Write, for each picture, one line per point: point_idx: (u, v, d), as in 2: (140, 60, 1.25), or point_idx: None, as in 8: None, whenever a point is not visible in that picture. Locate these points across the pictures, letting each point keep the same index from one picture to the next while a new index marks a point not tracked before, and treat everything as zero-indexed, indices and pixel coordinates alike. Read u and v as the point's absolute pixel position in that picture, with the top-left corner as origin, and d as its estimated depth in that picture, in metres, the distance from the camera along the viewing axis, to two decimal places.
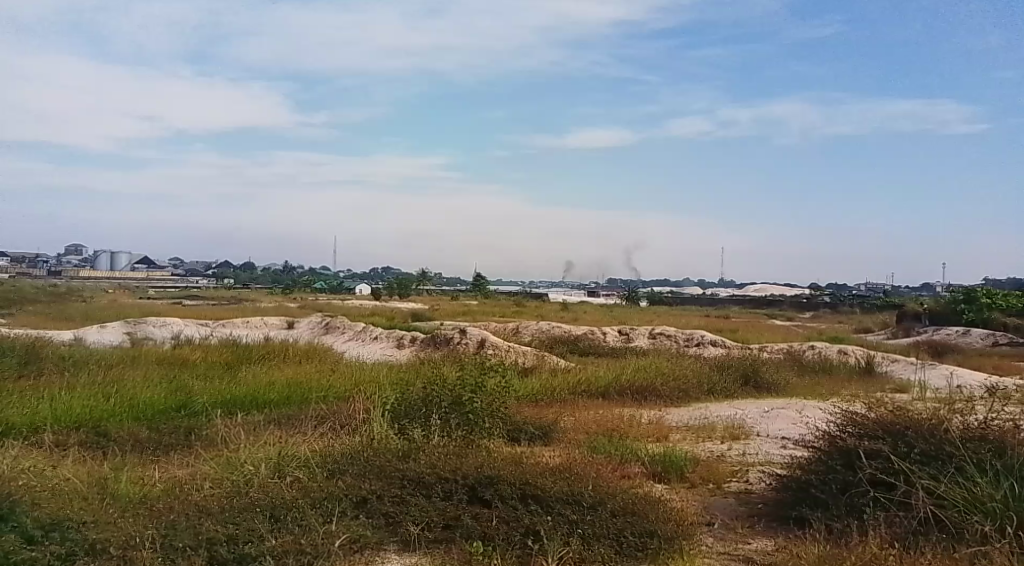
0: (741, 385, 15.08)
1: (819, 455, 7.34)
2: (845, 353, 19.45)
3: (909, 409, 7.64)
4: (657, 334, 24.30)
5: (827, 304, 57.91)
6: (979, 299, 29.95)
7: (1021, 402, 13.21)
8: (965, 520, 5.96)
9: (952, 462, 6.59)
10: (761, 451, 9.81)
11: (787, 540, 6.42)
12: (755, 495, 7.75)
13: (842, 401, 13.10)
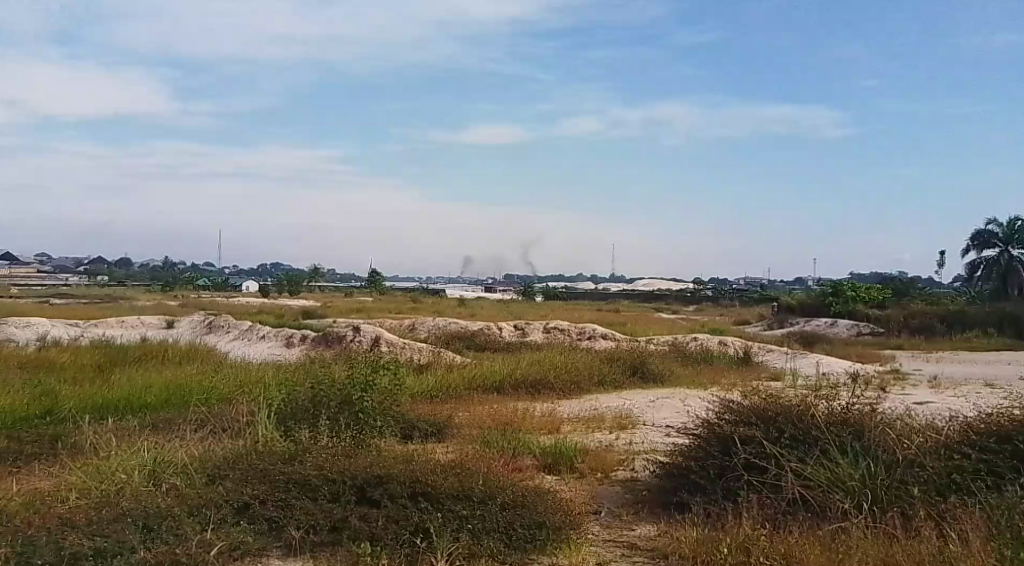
0: (630, 376, 15.55)
1: (697, 442, 7.65)
2: (726, 344, 20.29)
3: (780, 397, 8.06)
4: (550, 329, 24.70)
5: (709, 297, 60.25)
6: (845, 292, 31.76)
7: (881, 387, 14.20)
8: (829, 499, 6.39)
9: (817, 445, 7.01)
10: (647, 440, 10.17)
11: (668, 525, 6.70)
12: (639, 483, 8.03)
13: (722, 389, 13.73)
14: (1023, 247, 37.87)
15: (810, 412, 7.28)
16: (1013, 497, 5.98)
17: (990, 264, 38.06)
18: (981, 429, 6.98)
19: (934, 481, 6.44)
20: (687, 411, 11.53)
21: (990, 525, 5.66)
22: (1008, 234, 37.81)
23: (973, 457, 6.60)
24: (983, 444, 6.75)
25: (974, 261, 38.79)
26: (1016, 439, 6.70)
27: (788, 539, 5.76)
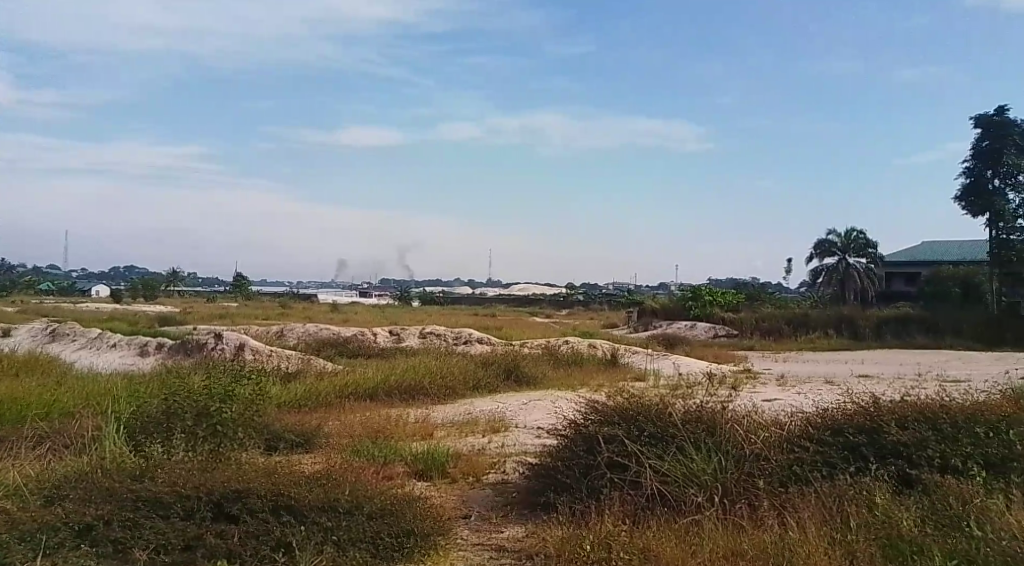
0: (504, 379, 15.69)
1: (564, 443, 7.80)
2: (595, 347, 20.78)
3: (642, 397, 8.34)
4: (426, 333, 24.55)
5: (579, 302, 61.69)
6: (704, 296, 33.25)
7: (738, 387, 14.96)
8: (684, 493, 6.68)
9: (674, 442, 7.30)
10: (519, 442, 10.30)
11: (535, 525, 6.81)
12: (510, 485, 8.11)
13: (591, 391, 14.08)
14: (858, 256, 40.93)
15: (667, 410, 7.58)
16: (845, 484, 6.45)
17: (831, 271, 40.84)
18: (820, 422, 7.49)
19: (777, 473, 6.86)
20: (557, 412, 11.76)
21: (825, 510, 6.07)
22: (846, 244, 40.74)
23: (811, 449, 7.08)
24: (820, 437, 7.24)
25: (816, 269, 41.52)
26: (847, 430, 7.22)
27: (646, 533, 5.97)
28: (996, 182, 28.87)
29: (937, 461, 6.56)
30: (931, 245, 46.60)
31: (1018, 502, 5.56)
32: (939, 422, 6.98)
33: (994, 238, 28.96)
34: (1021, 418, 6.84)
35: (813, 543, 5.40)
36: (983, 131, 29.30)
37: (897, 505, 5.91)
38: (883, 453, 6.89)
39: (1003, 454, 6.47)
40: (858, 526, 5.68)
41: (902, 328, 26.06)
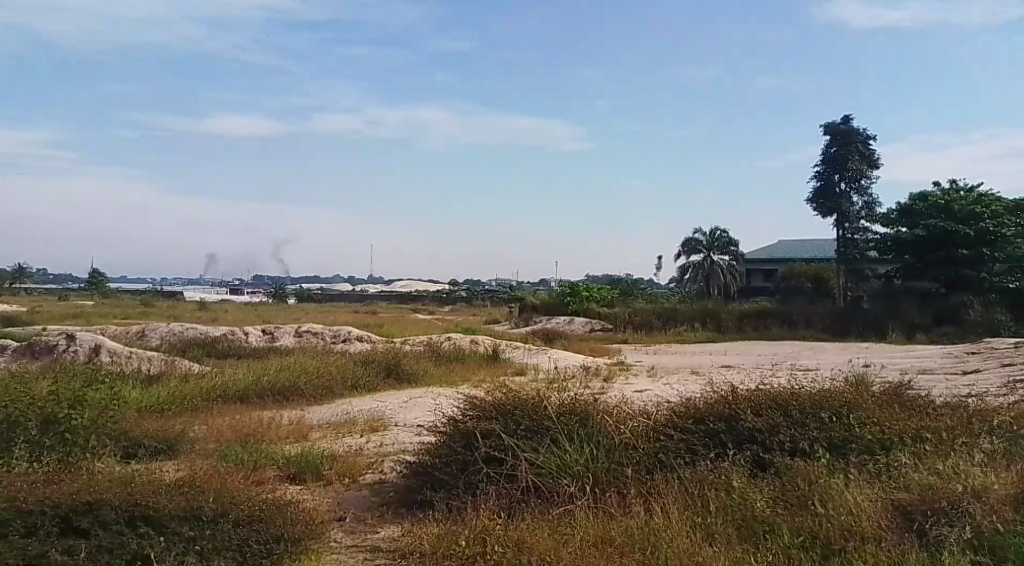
0: (384, 377, 15.45)
1: (443, 440, 7.71)
2: (476, 342, 20.77)
3: (519, 390, 8.36)
4: (302, 332, 23.84)
5: (460, 298, 61.71)
6: (580, 292, 33.88)
7: (615, 380, 15.32)
8: (557, 484, 6.77)
9: (549, 435, 7.35)
10: (398, 441, 10.16)
11: (411, 524, 6.70)
12: (387, 484, 7.95)
13: (471, 386, 14.06)
14: (722, 253, 42.86)
15: (541, 404, 7.63)
16: (706, 469, 6.71)
17: (697, 267, 42.54)
18: (684, 411, 7.75)
19: (644, 461, 7.06)
20: (436, 409, 11.67)
21: (688, 496, 6.28)
22: (711, 242, 42.55)
23: (676, 437, 7.32)
24: (684, 425, 7.50)
25: (683, 265, 43.18)
26: (708, 419, 7.52)
27: (520, 525, 5.99)
28: (843, 186, 30.79)
29: (788, 445, 6.93)
30: (789, 243, 49.32)
31: (857, 480, 5.94)
32: (790, 408, 7.38)
33: (840, 237, 31.16)
34: (859, 403, 7.33)
35: (676, 528, 5.57)
36: (830, 138, 30.95)
37: (753, 487, 6.18)
38: (739, 439, 7.22)
39: (844, 436, 6.92)
40: (716, 509, 5.90)
41: (761, 321, 27.46)
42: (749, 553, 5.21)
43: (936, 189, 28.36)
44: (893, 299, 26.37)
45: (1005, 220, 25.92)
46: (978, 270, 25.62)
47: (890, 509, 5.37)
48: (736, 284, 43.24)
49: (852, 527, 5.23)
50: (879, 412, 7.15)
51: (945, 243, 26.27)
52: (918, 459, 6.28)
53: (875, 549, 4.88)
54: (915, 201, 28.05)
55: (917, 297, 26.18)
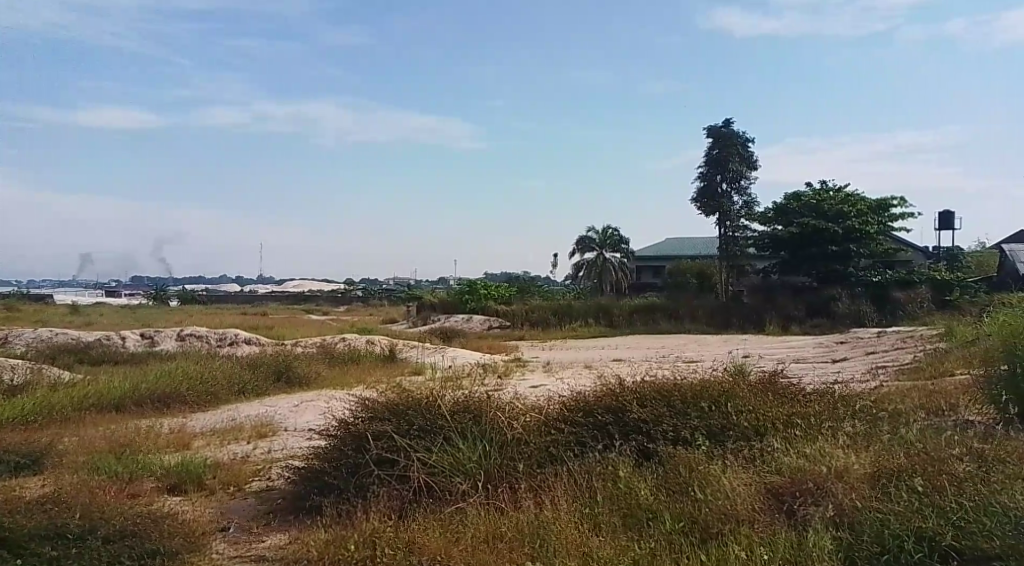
0: (274, 381, 15.04)
1: (333, 443, 7.56)
2: (372, 342, 20.50)
3: (412, 390, 8.31)
4: (186, 335, 22.90)
5: (356, 298, 60.75)
6: (479, 290, 33.97)
7: (510, 377, 15.42)
8: (450, 482, 6.78)
9: (441, 434, 7.33)
10: (287, 446, 9.92)
11: (299, 531, 6.55)
12: (275, 491, 7.74)
13: (365, 387, 13.86)
14: (614, 250, 43.86)
15: (434, 403, 7.62)
16: (594, 461, 6.87)
17: (590, 265, 43.36)
18: (574, 404, 7.90)
19: (536, 455, 7.16)
20: (328, 412, 11.47)
21: (577, 487, 6.42)
22: (603, 240, 43.52)
23: (566, 430, 7.46)
24: (574, 419, 7.64)
25: (578, 262, 43.95)
26: (597, 412, 7.69)
27: (410, 526, 5.96)
28: (724, 186, 32.04)
29: (671, 434, 7.18)
30: (676, 240, 50.94)
31: (733, 465, 6.21)
32: (672, 399, 7.65)
33: (723, 235, 32.42)
34: (736, 392, 7.67)
35: (564, 520, 5.66)
36: (713, 141, 32.15)
37: (638, 476, 6.37)
38: (626, 430, 7.43)
39: (723, 424, 7.23)
40: (604, 499, 6.06)
41: (649, 316, 28.19)
42: (633, 540, 5.36)
43: (808, 189, 29.86)
44: (770, 293, 27.63)
45: (870, 219, 27.75)
46: (846, 265, 27.41)
47: (763, 492, 5.64)
48: (627, 280, 44.37)
49: (729, 509, 5.46)
50: (755, 400, 7.50)
51: (816, 240, 27.76)
52: (789, 443, 6.62)
53: (749, 530, 5.12)
54: (789, 200, 29.45)
55: (792, 290, 27.52)
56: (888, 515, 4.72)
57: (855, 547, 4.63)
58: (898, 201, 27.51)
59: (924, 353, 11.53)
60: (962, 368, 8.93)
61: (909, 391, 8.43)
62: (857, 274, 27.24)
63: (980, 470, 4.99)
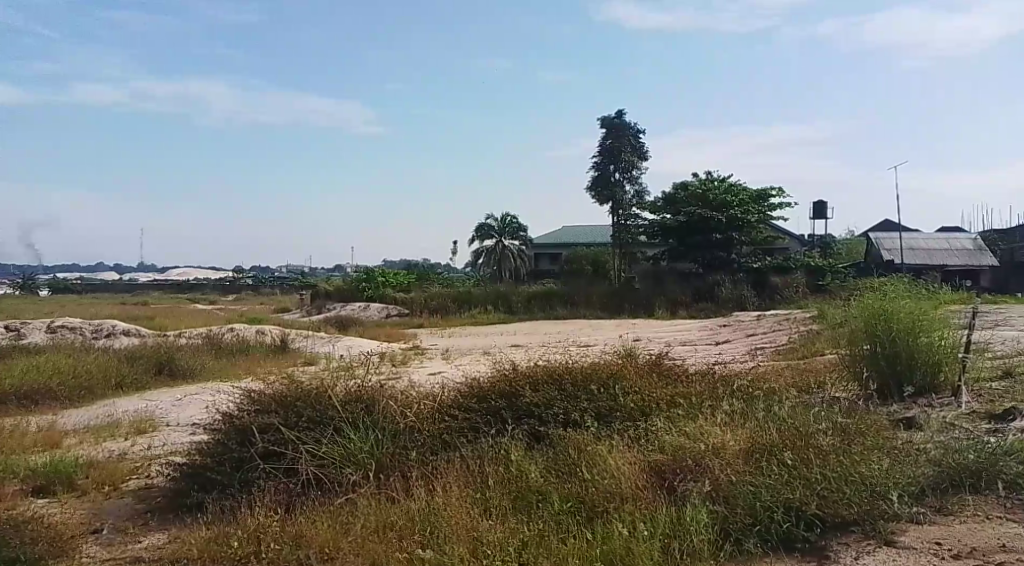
0: (154, 375, 14.45)
1: (217, 437, 7.32)
2: (262, 332, 19.93)
3: (300, 380, 8.12)
4: (57, 328, 21.67)
5: (246, 286, 59.00)
6: (376, 278, 33.55)
7: (405, 364, 15.33)
8: (339, 474, 6.71)
9: (331, 425, 7.21)
10: (169, 442, 9.55)
11: (180, 530, 6.35)
12: (154, 489, 7.45)
13: (253, 378, 13.51)
14: (512, 238, 44.20)
15: (325, 393, 7.48)
16: (485, 447, 6.93)
17: (489, 252, 43.53)
18: (468, 391, 7.91)
19: (428, 443, 7.16)
20: (213, 405, 11.11)
21: (468, 472, 6.47)
22: (502, 227, 43.76)
23: (459, 417, 7.47)
24: (467, 405, 7.65)
25: (477, 249, 44.04)
26: (490, 397, 7.72)
27: (298, 520, 5.87)
28: (617, 175, 32.71)
29: (561, 417, 7.33)
30: (572, 228, 51.70)
31: (619, 445, 6.39)
32: (563, 383, 7.79)
33: (616, 224, 33.14)
34: (623, 374, 7.89)
35: (456, 505, 5.68)
36: (605, 131, 32.78)
37: (528, 459, 6.46)
38: (518, 415, 7.50)
39: (610, 405, 7.43)
40: (495, 483, 6.12)
41: (546, 302, 28.51)
42: (523, 523, 5.43)
43: (695, 179, 30.82)
44: (659, 279, 28.44)
45: (751, 208, 28.88)
46: (730, 252, 28.50)
47: (647, 470, 5.84)
48: (524, 267, 44.77)
49: (613, 489, 5.62)
50: (642, 382, 7.73)
51: (702, 228, 28.73)
52: (672, 422, 6.87)
53: (632, 507, 5.29)
54: (678, 190, 30.33)
55: (679, 277, 28.41)
56: (760, 487, 4.95)
57: (730, 519, 4.87)
58: (777, 191, 28.73)
59: (798, 335, 12.19)
60: (828, 348, 9.49)
61: (781, 369, 8.95)
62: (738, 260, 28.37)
63: (842, 442, 5.33)
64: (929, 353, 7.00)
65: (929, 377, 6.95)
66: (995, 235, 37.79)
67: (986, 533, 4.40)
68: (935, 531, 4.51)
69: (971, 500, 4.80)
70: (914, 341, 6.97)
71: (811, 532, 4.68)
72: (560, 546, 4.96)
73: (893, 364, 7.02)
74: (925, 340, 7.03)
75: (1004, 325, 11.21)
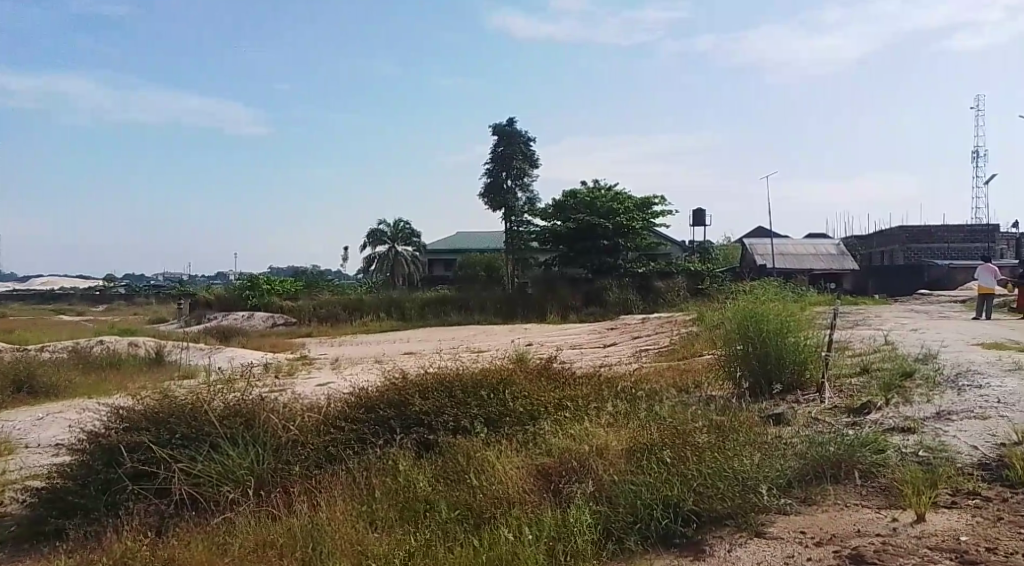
0: (14, 394, 13.55)
1: (80, 458, 6.93)
2: (135, 345, 18.99)
3: (176, 394, 7.78)
4: None
5: (120, 295, 56.17)
6: (260, 286, 32.56)
7: (289, 375, 14.99)
8: (217, 492, 6.48)
9: (208, 441, 6.94)
10: (28, 465, 8.96)
11: (38, 559, 5.98)
12: (8, 516, 6.98)
13: (124, 394, 12.87)
14: (406, 244, 43.91)
15: (201, 407, 7.21)
16: (373, 458, 6.85)
17: (382, 258, 43.11)
18: (355, 401, 7.78)
19: (312, 457, 7.00)
20: (79, 424, 10.51)
21: (354, 485, 6.38)
22: (394, 233, 43.37)
23: (346, 428, 7.34)
24: (354, 415, 7.53)
25: (369, 255, 43.51)
26: (378, 407, 7.62)
27: (171, 543, 5.64)
28: (509, 182, 32.96)
29: (451, 424, 7.31)
30: (464, 234, 51.71)
31: (506, 450, 6.43)
32: (453, 389, 7.78)
33: (509, 230, 33.42)
34: (513, 380, 7.94)
35: (339, 520, 5.57)
36: (497, 139, 33.02)
37: (417, 469, 6.42)
38: (407, 423, 7.45)
39: (500, 410, 7.47)
40: (381, 494, 6.05)
41: (440, 308, 28.41)
42: (410, 533, 5.39)
43: (584, 187, 31.30)
44: (551, 285, 28.82)
45: (635, 215, 29.65)
46: (616, 257, 29.17)
47: (534, 473, 5.91)
48: (418, 273, 44.57)
49: (498, 494, 5.66)
50: (531, 387, 7.80)
51: (591, 235, 29.33)
52: (560, 426, 6.97)
53: (517, 512, 5.34)
54: (567, 197, 30.76)
55: (570, 282, 28.90)
56: (641, 487, 5.12)
57: (611, 518, 5.00)
58: (660, 199, 29.60)
59: (679, 336, 12.64)
60: (705, 349, 9.87)
61: (662, 370, 9.26)
62: (624, 266, 29.09)
63: (718, 439, 5.56)
64: (797, 353, 7.38)
65: (796, 375, 7.35)
66: (857, 240, 40.27)
67: (844, 521, 4.67)
68: (802, 521, 4.75)
69: (832, 490, 5.09)
70: (783, 341, 7.32)
71: (688, 527, 4.85)
72: (446, 554, 4.95)
73: (764, 363, 7.36)
74: (793, 340, 7.39)
75: (863, 325, 11.94)
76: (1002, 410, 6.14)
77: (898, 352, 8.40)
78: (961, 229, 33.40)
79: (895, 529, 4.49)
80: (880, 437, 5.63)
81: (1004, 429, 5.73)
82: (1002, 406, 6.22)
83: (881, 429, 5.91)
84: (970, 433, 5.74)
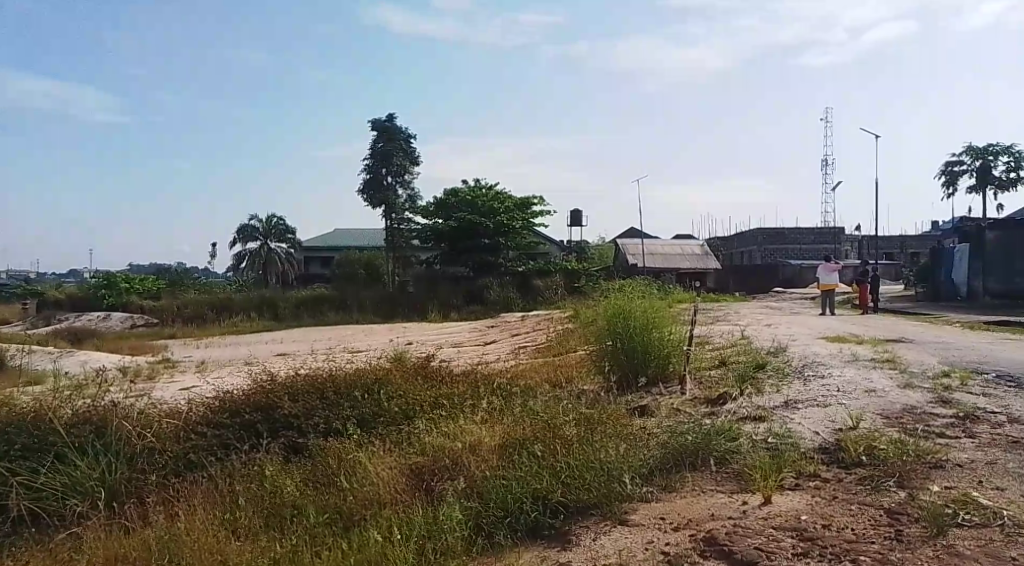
0: None
1: None
2: None
3: (21, 401, 7.25)
4: None
5: None
6: (119, 285, 30.82)
7: (148, 379, 14.27)
8: (63, 506, 6.09)
9: (52, 451, 6.51)
10: None
11: None
12: None
13: None
14: (278, 241, 42.62)
15: (45, 416, 6.75)
16: (237, 464, 6.62)
17: (254, 255, 41.71)
18: (219, 405, 7.48)
19: (171, 464, 6.69)
20: None
21: (216, 491, 6.15)
22: (267, 230, 42.00)
23: (209, 434, 7.06)
24: (218, 420, 7.24)
25: (239, 252, 41.98)
26: (244, 411, 7.36)
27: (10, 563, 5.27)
28: (389, 179, 32.60)
29: (322, 426, 7.16)
30: (340, 231, 50.67)
31: (377, 451, 6.36)
32: (325, 390, 7.62)
33: (388, 226, 32.93)
34: (388, 380, 7.85)
35: (199, 528, 5.36)
36: (376, 134, 32.57)
37: (284, 472, 6.25)
38: (275, 427, 7.24)
39: (374, 410, 7.37)
40: (245, 501, 5.86)
41: (316, 308, 27.78)
42: (274, 540, 5.24)
43: (466, 185, 31.10)
44: (431, 283, 28.71)
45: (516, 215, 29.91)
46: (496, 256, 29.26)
47: (406, 472, 5.86)
48: (292, 271, 43.40)
49: (368, 497, 5.58)
50: (406, 385, 7.74)
51: (470, 234, 29.37)
52: (433, 424, 6.94)
53: (388, 512, 5.28)
54: (449, 195, 30.58)
55: (451, 281, 28.90)
56: (510, 482, 5.20)
57: (482, 515, 5.04)
58: (539, 199, 30.00)
59: (553, 333, 12.85)
60: (577, 346, 10.07)
61: (536, 367, 9.39)
62: (504, 264, 29.27)
63: (585, 432, 5.70)
64: (661, 348, 7.64)
65: (660, 368, 7.61)
66: (719, 241, 42.15)
67: (700, 506, 4.87)
68: (661, 507, 4.90)
69: (690, 476, 5.29)
70: (648, 336, 7.57)
71: (555, 519, 4.93)
72: (310, 559, 4.85)
73: (630, 358, 7.59)
74: (657, 335, 7.66)
75: (723, 320, 12.50)
76: (843, 398, 6.57)
77: (753, 346, 8.84)
78: (812, 231, 35.54)
79: (745, 512, 4.72)
80: (734, 425, 5.92)
81: (842, 415, 6.14)
82: (841, 394, 6.68)
83: (735, 419, 6.21)
84: (812, 420, 6.11)
